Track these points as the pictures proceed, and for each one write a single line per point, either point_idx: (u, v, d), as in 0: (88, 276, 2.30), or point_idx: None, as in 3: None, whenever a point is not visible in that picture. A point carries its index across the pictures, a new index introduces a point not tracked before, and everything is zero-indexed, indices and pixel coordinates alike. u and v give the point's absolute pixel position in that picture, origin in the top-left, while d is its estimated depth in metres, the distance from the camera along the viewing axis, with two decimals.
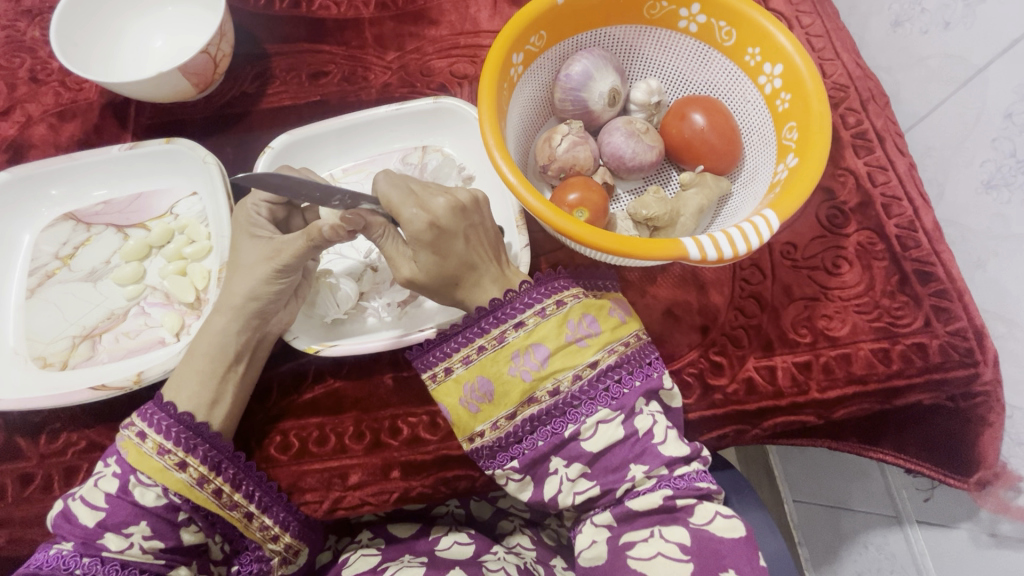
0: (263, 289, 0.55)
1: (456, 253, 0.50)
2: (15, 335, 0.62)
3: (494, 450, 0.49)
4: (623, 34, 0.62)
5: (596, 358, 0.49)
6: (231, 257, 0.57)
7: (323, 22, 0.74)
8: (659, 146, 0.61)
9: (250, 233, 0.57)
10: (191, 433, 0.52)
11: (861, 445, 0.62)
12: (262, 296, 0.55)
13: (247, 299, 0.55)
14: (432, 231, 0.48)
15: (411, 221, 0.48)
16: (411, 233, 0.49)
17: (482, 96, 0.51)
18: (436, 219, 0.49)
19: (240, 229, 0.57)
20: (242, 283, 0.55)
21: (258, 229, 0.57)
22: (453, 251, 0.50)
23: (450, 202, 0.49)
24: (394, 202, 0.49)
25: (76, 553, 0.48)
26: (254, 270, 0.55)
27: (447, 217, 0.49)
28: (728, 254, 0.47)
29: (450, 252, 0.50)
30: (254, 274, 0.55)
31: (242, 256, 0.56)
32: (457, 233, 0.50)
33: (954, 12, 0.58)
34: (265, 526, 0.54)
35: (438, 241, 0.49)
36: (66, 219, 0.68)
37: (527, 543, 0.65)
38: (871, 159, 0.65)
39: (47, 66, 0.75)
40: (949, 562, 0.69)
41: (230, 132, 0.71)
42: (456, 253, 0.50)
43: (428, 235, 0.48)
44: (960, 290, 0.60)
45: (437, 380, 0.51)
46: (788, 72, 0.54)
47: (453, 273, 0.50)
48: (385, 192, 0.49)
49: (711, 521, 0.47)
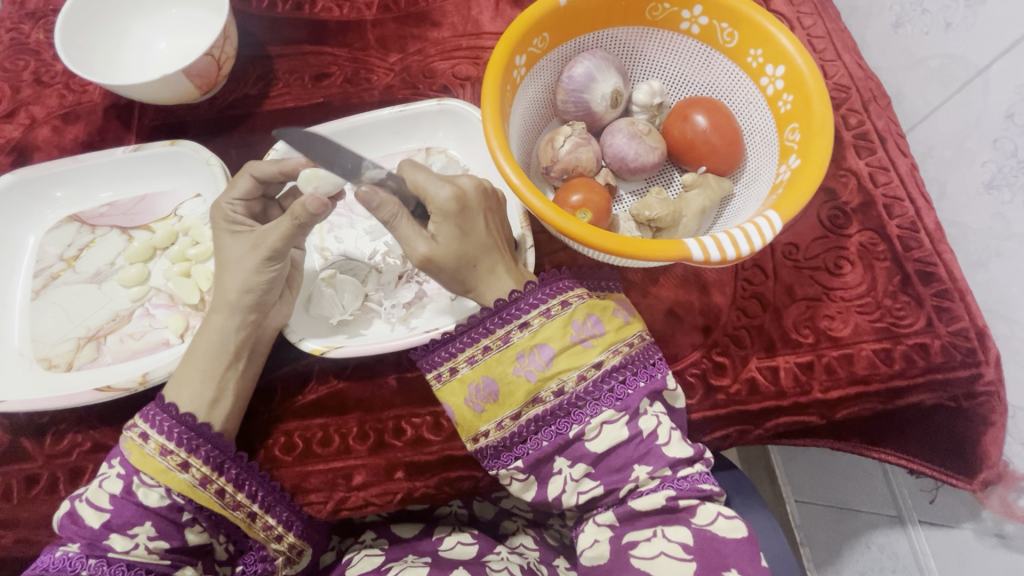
0: (254, 280, 0.55)
1: (477, 231, 0.51)
2: (20, 337, 0.63)
3: (498, 450, 0.49)
4: (624, 35, 0.62)
5: (600, 359, 0.49)
6: (219, 257, 0.58)
7: (326, 24, 0.75)
8: (661, 147, 0.61)
9: (233, 230, 0.58)
10: (194, 434, 0.52)
11: (863, 445, 0.63)
12: (255, 286, 0.55)
13: (242, 292, 0.55)
14: (459, 204, 0.49)
15: (439, 193, 0.49)
16: (438, 204, 0.49)
17: (485, 97, 0.51)
18: (463, 193, 0.50)
19: (220, 227, 0.58)
20: (235, 276, 0.56)
21: (237, 226, 0.58)
22: (474, 229, 0.51)
23: (474, 182, 0.51)
24: (419, 181, 0.50)
25: (83, 555, 0.48)
26: (244, 263, 0.56)
27: (472, 194, 0.51)
28: (731, 255, 0.47)
29: (471, 230, 0.50)
30: (249, 266, 0.55)
31: (228, 254, 0.57)
32: (478, 211, 0.51)
33: (955, 13, 0.58)
34: (269, 527, 0.54)
35: (462, 216, 0.50)
36: (71, 220, 0.68)
37: (530, 543, 0.65)
38: (873, 160, 0.65)
39: (51, 69, 0.75)
40: (951, 562, 0.69)
41: (234, 134, 0.71)
42: (476, 232, 0.51)
43: (454, 208, 0.49)
44: (962, 290, 0.60)
45: (441, 380, 0.51)
46: (790, 73, 0.55)
47: (471, 253, 0.51)
48: (409, 173, 0.51)
49: (712, 522, 0.47)
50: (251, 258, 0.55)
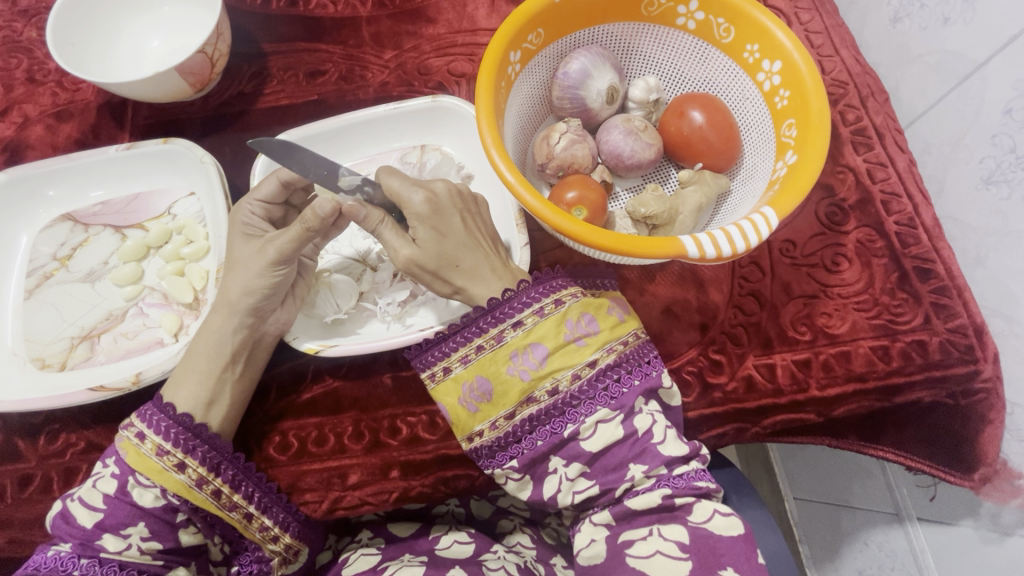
0: (257, 283, 0.54)
1: (454, 232, 0.51)
2: (13, 336, 0.62)
3: (493, 449, 0.49)
4: (620, 31, 0.62)
5: (595, 357, 0.49)
6: (229, 256, 0.58)
7: (321, 21, 0.74)
8: (657, 144, 0.60)
9: (246, 230, 0.57)
10: (190, 435, 0.52)
11: (862, 442, 0.63)
12: (257, 289, 0.54)
13: (242, 295, 0.55)
14: (432, 206, 0.50)
15: (412, 198, 0.50)
16: (411, 209, 0.50)
17: (480, 93, 0.51)
18: (435, 197, 0.51)
19: (237, 227, 0.57)
20: (239, 277, 0.55)
21: (252, 229, 0.57)
22: (452, 229, 0.51)
23: (447, 186, 0.52)
24: (395, 186, 0.51)
25: (74, 554, 0.48)
26: (249, 265, 0.55)
27: (444, 197, 0.51)
28: (727, 252, 0.46)
29: (448, 232, 0.51)
30: (253, 269, 0.55)
31: (238, 255, 0.57)
32: (454, 212, 0.51)
33: (954, 8, 0.58)
34: (265, 528, 0.54)
35: (437, 219, 0.51)
36: (65, 220, 0.68)
37: (527, 541, 0.65)
38: (871, 156, 0.65)
39: (44, 67, 0.74)
40: (950, 560, 0.69)
41: (228, 132, 0.71)
42: (454, 233, 0.51)
43: (428, 211, 0.50)
44: (960, 287, 0.59)
45: (436, 380, 0.51)
46: (787, 69, 0.54)
47: (451, 252, 0.51)
48: (385, 179, 0.52)
49: (709, 520, 0.47)
50: (257, 260, 0.55)
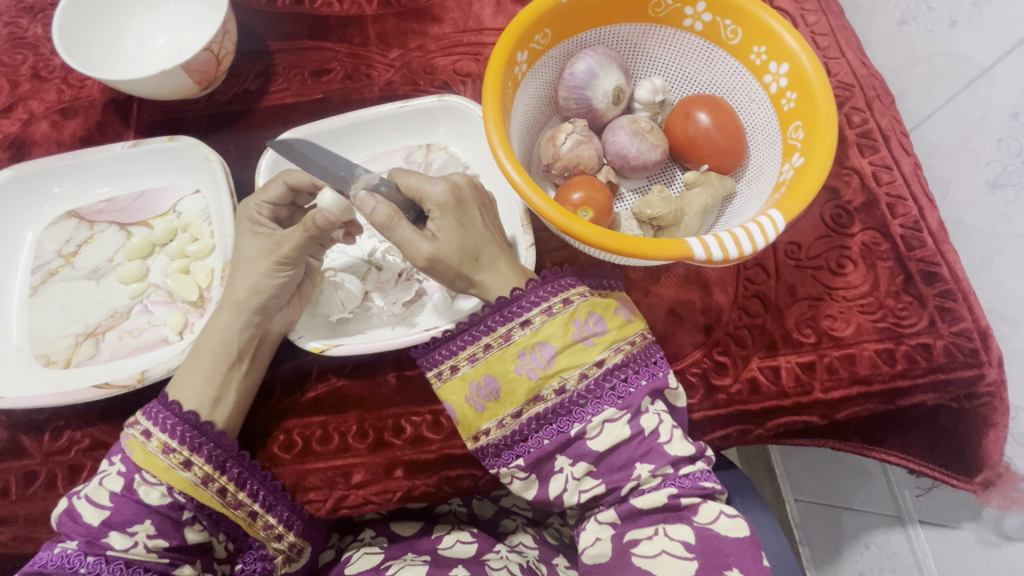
0: (267, 283, 0.55)
1: (475, 225, 0.51)
2: (18, 333, 0.62)
3: (500, 448, 0.49)
4: (627, 31, 0.62)
5: (602, 356, 0.49)
6: (235, 253, 0.58)
7: (326, 20, 0.74)
8: (663, 145, 0.60)
9: (254, 230, 0.57)
10: (197, 432, 0.52)
11: (864, 445, 0.63)
12: (264, 290, 0.55)
13: (250, 294, 0.55)
14: (455, 196, 0.50)
15: (435, 189, 0.50)
16: (434, 201, 0.50)
17: (485, 93, 0.51)
18: (457, 188, 0.51)
19: (243, 226, 0.57)
20: (247, 276, 0.55)
21: (261, 227, 0.57)
22: (473, 221, 0.51)
23: (466, 179, 0.53)
24: (412, 183, 0.51)
25: (81, 552, 0.48)
26: (257, 264, 0.55)
27: (466, 188, 0.52)
28: (733, 254, 0.46)
29: (470, 224, 0.51)
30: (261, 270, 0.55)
31: (244, 253, 0.57)
32: (474, 206, 0.52)
33: (961, 11, 0.58)
34: (269, 525, 0.54)
35: (460, 210, 0.50)
36: (70, 217, 0.68)
37: (530, 542, 0.65)
38: (876, 159, 0.65)
39: (49, 63, 0.74)
40: (951, 564, 0.69)
41: (233, 130, 0.71)
42: (475, 225, 0.51)
43: (452, 201, 0.50)
44: (965, 291, 0.59)
45: (443, 377, 0.51)
46: (794, 71, 0.54)
47: (472, 245, 0.50)
48: (401, 178, 0.51)
49: (714, 521, 0.47)
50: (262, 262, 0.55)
